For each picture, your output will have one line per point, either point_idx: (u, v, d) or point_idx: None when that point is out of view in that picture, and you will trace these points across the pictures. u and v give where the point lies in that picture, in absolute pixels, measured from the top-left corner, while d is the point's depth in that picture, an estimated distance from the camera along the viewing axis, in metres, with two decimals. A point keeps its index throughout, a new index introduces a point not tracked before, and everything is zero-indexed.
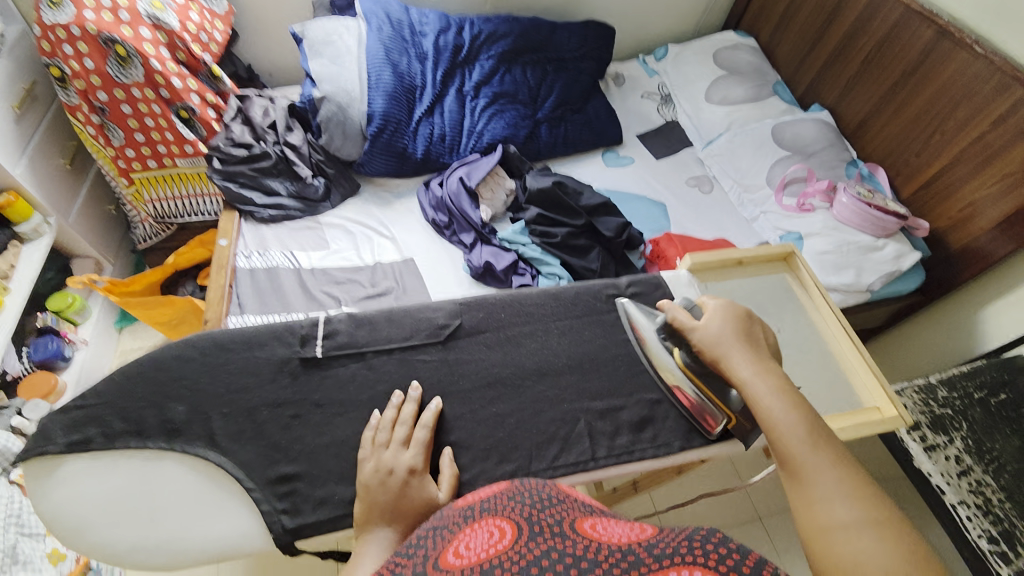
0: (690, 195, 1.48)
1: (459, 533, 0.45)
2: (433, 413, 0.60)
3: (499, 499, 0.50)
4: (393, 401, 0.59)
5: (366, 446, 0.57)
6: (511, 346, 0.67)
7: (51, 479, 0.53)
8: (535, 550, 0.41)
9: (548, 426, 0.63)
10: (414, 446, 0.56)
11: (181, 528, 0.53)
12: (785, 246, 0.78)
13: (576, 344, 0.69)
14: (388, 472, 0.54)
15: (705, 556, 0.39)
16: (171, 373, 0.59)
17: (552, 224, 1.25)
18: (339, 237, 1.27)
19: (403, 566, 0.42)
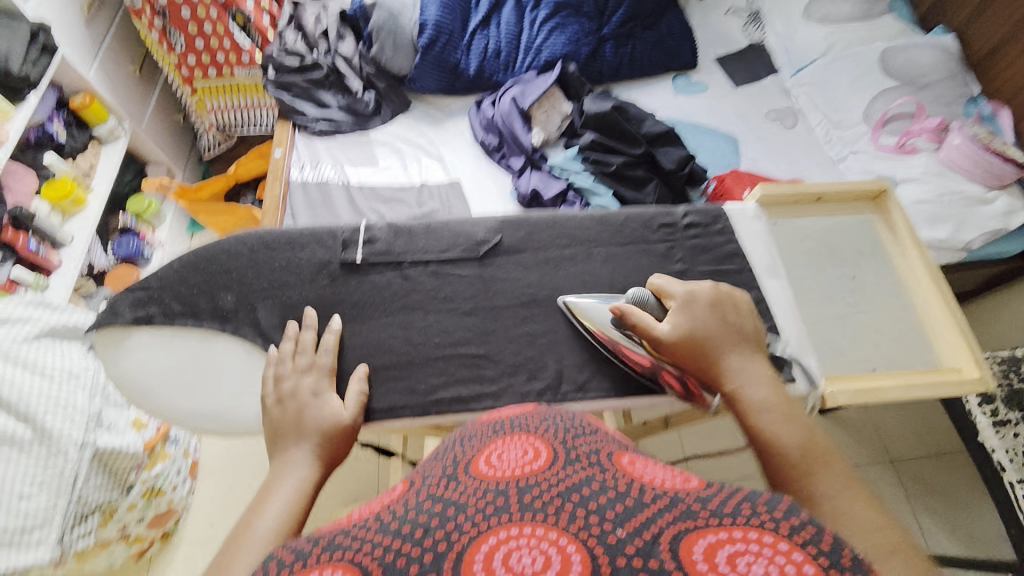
0: (767, 130, 1.33)
1: (488, 445, 0.45)
2: (335, 336, 0.59)
3: (530, 418, 0.50)
4: (289, 331, 0.58)
5: (269, 380, 0.55)
6: (550, 268, 0.64)
7: (121, 347, 0.59)
8: (575, 478, 0.38)
9: (580, 350, 0.62)
10: (316, 371, 0.56)
11: (231, 401, 0.58)
12: (879, 181, 0.68)
13: (620, 272, 0.64)
14: (290, 399, 0.53)
15: (775, 521, 0.33)
16: (222, 265, 0.62)
17: (609, 151, 1.16)
18: (388, 154, 1.26)
19: (434, 471, 0.44)
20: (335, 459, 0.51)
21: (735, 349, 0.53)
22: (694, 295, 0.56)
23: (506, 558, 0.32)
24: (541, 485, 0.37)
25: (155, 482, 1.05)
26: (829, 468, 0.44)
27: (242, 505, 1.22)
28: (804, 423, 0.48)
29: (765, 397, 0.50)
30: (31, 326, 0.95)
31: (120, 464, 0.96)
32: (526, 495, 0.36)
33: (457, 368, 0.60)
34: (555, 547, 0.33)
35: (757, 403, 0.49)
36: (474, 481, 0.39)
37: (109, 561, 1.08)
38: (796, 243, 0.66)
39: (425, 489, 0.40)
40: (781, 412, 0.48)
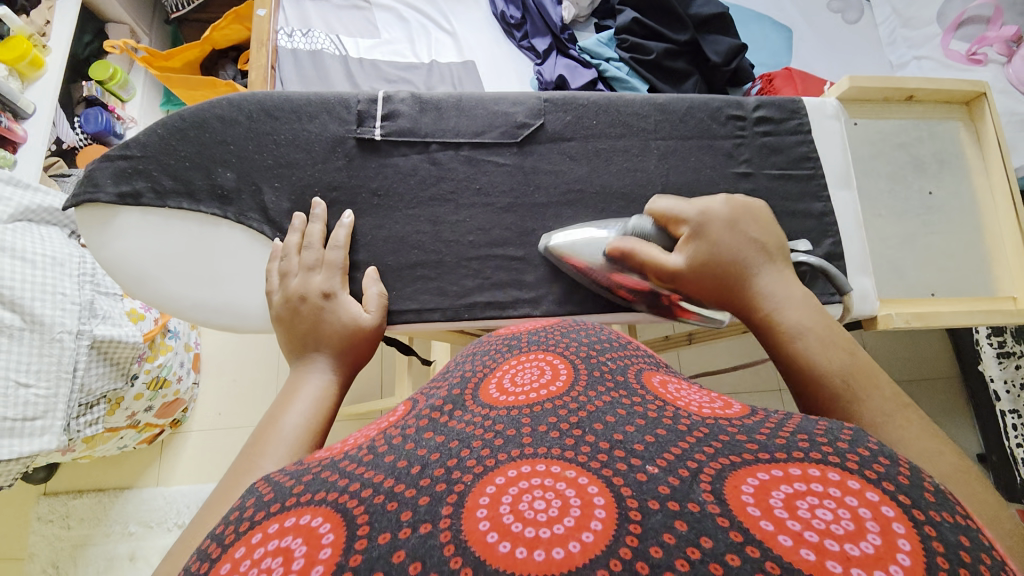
0: (827, 22, 1.16)
1: (503, 364, 0.41)
2: (346, 231, 0.52)
3: (550, 332, 0.45)
4: (294, 225, 0.51)
5: (274, 277, 0.50)
6: (600, 162, 0.56)
7: (110, 228, 0.51)
8: (598, 403, 0.33)
9: None
10: (328, 268, 0.50)
11: (241, 294, 0.52)
12: (977, 85, 0.64)
13: (677, 171, 0.57)
14: (302, 300, 0.47)
15: (840, 456, 0.27)
16: (217, 135, 0.53)
17: (649, 36, 0.99)
18: (391, 24, 1.08)
19: (436, 391, 0.39)
20: (357, 362, 0.47)
21: (765, 268, 0.46)
22: (708, 215, 0.49)
23: (514, 501, 0.26)
24: (560, 410, 0.33)
25: (159, 373, 1.05)
26: (879, 390, 0.38)
27: (251, 397, 1.28)
28: (849, 345, 0.41)
29: (803, 317, 0.43)
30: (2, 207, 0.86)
31: (120, 354, 0.92)
32: (541, 423, 0.31)
33: (493, 271, 0.55)
34: (570, 487, 0.27)
35: (794, 323, 0.43)
36: (482, 410, 0.34)
37: (119, 447, 1.14)
38: (870, 148, 0.63)
39: (423, 412, 0.35)
40: (822, 332, 0.42)
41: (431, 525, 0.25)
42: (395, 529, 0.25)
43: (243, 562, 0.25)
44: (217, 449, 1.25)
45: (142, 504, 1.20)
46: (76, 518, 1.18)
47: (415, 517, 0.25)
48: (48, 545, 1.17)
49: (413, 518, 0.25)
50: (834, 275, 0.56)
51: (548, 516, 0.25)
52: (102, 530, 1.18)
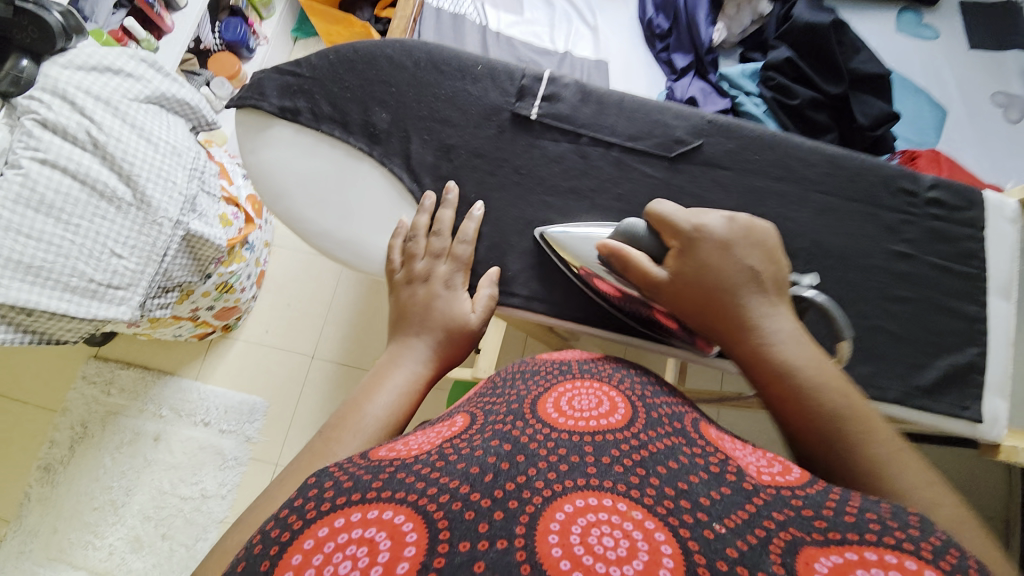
0: (990, 115, 1.08)
1: (556, 386, 0.42)
2: (474, 225, 0.52)
3: (600, 366, 0.46)
4: (424, 205, 0.51)
5: (397, 254, 0.52)
6: (753, 199, 0.53)
7: (263, 135, 0.53)
8: (656, 447, 0.35)
9: None
10: (454, 261, 0.51)
11: (365, 234, 0.53)
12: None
13: (832, 231, 0.53)
14: (421, 283, 0.50)
15: (914, 543, 0.28)
16: (381, 75, 0.53)
17: (801, 80, 0.94)
18: (537, 6, 1.06)
19: (496, 404, 0.40)
20: (450, 361, 0.48)
21: (752, 295, 0.45)
22: (703, 232, 0.47)
23: (584, 533, 0.29)
24: (621, 445, 0.35)
25: (229, 279, 1.11)
26: (875, 434, 0.39)
27: (296, 324, 1.32)
28: (838, 382, 0.42)
29: (800, 359, 0.42)
30: (143, 86, 0.89)
31: (205, 252, 0.98)
32: (603, 456, 0.34)
33: None
34: (637, 530, 0.29)
35: (789, 359, 0.42)
36: (542, 426, 0.36)
37: (174, 334, 1.19)
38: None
39: (487, 424, 0.37)
40: (814, 362, 0.42)
41: (507, 541, 0.28)
42: (474, 539, 0.28)
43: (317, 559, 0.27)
44: (254, 365, 1.30)
45: (178, 392, 1.27)
46: (117, 387, 1.27)
47: (492, 530, 0.28)
48: (83, 404, 1.26)
49: (492, 532, 0.28)
50: (970, 387, 0.52)
51: (618, 554, 0.28)
52: (136, 405, 1.26)
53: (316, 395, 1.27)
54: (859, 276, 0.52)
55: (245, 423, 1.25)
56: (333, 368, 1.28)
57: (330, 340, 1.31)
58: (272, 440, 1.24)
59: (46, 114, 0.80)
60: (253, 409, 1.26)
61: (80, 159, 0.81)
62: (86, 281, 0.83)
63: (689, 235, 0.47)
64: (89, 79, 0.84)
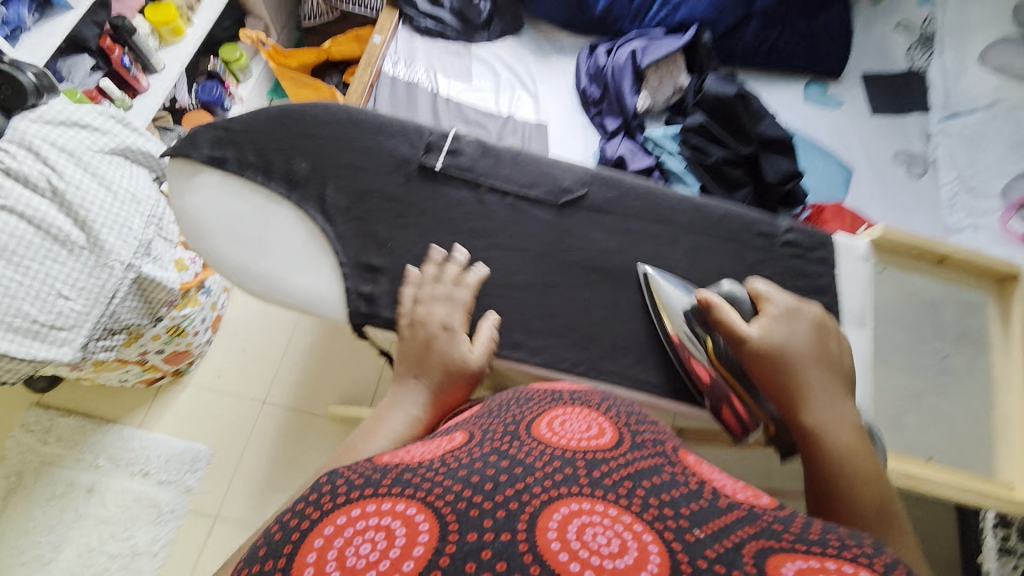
0: (893, 173, 1.20)
1: (547, 410, 0.45)
2: (477, 278, 0.57)
3: (588, 394, 0.49)
4: (433, 256, 0.57)
5: (405, 300, 0.56)
6: (630, 240, 0.61)
7: (191, 181, 0.58)
8: (641, 462, 0.36)
9: (632, 334, 0.60)
10: (454, 305, 0.55)
11: (280, 270, 0.57)
12: (1013, 265, 0.65)
13: (700, 268, 0.61)
14: (421, 325, 0.53)
15: (868, 558, 0.29)
16: (306, 130, 0.60)
17: (714, 141, 1.05)
18: (484, 75, 1.18)
19: (493, 425, 0.42)
20: (450, 403, 0.49)
21: (824, 380, 0.50)
22: (794, 313, 0.53)
23: (579, 532, 0.30)
24: (608, 462, 0.36)
25: (181, 322, 1.13)
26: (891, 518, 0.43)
27: (248, 368, 1.32)
28: (873, 469, 0.46)
29: (843, 438, 0.47)
30: (108, 138, 0.95)
31: (156, 295, 1.00)
32: (593, 469, 0.34)
33: (505, 312, 0.59)
34: (628, 531, 0.30)
35: (841, 444, 0.46)
36: (535, 444, 0.38)
37: (120, 379, 1.19)
38: (892, 296, 0.64)
39: (483, 441, 0.39)
40: (852, 445, 0.46)
41: (510, 534, 0.29)
42: (481, 530, 0.29)
43: (327, 552, 0.29)
44: (201, 411, 1.28)
45: (118, 441, 1.24)
46: (55, 436, 1.23)
47: (496, 526, 0.29)
48: (18, 453, 1.21)
49: (496, 525, 0.29)
50: None
51: (610, 551, 0.29)
52: (73, 455, 1.22)
53: (263, 443, 1.25)
54: None
55: (185, 474, 1.22)
56: (283, 414, 1.28)
57: (281, 385, 1.31)
58: (213, 491, 1.21)
59: (9, 162, 0.85)
60: (196, 458, 1.23)
61: (37, 205, 0.86)
62: (29, 321, 0.85)
63: (780, 311, 0.53)
64: (55, 132, 0.90)
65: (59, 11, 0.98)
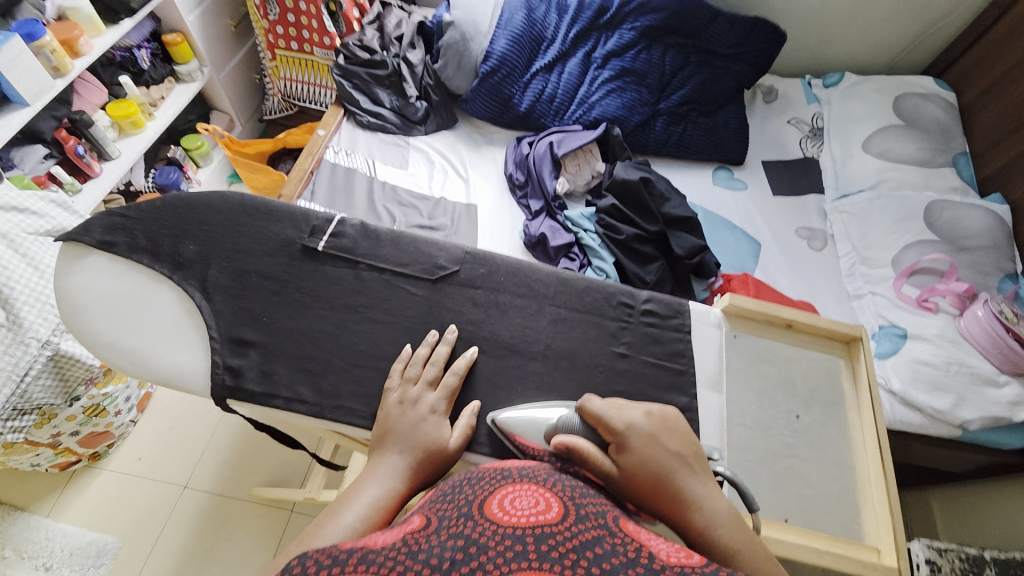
0: (797, 247, 1.30)
1: (499, 488, 0.44)
2: (466, 362, 0.62)
3: (537, 470, 0.49)
4: (428, 339, 0.63)
5: (395, 377, 0.60)
6: (496, 312, 0.68)
7: (77, 262, 0.62)
8: (586, 535, 0.37)
9: (495, 400, 0.63)
10: (441, 389, 0.60)
11: (151, 348, 0.60)
12: (854, 328, 0.73)
13: (562, 334, 0.68)
14: (411, 405, 0.58)
15: None
16: (197, 217, 0.66)
17: (625, 220, 1.15)
18: (419, 162, 1.30)
19: (448, 509, 0.41)
20: (422, 479, 0.53)
21: (692, 483, 0.52)
22: (632, 427, 0.54)
23: None
24: (556, 535, 0.36)
25: (101, 401, 1.08)
26: None
27: (174, 449, 1.27)
28: (765, 555, 0.48)
29: (734, 535, 0.48)
30: (45, 222, 1.00)
31: (73, 373, 0.98)
32: (541, 544, 0.35)
33: (370, 381, 0.62)
34: None
35: (729, 542, 0.48)
36: (488, 524, 0.37)
37: (31, 464, 1.13)
38: (748, 361, 0.72)
39: (440, 526, 0.38)
40: (740, 539, 0.48)
41: None
42: None
43: None
44: (116, 497, 1.20)
45: (24, 531, 1.14)
46: None
47: None
48: None
49: None
50: None
51: None
52: None
53: (179, 533, 1.17)
54: (585, 371, 0.66)
55: (90, 569, 1.11)
56: (205, 499, 1.21)
57: (206, 467, 1.25)
58: None
59: None
60: (103, 550, 1.13)
61: None
62: None
63: (620, 430, 0.54)
64: None
65: (17, 107, 1.06)
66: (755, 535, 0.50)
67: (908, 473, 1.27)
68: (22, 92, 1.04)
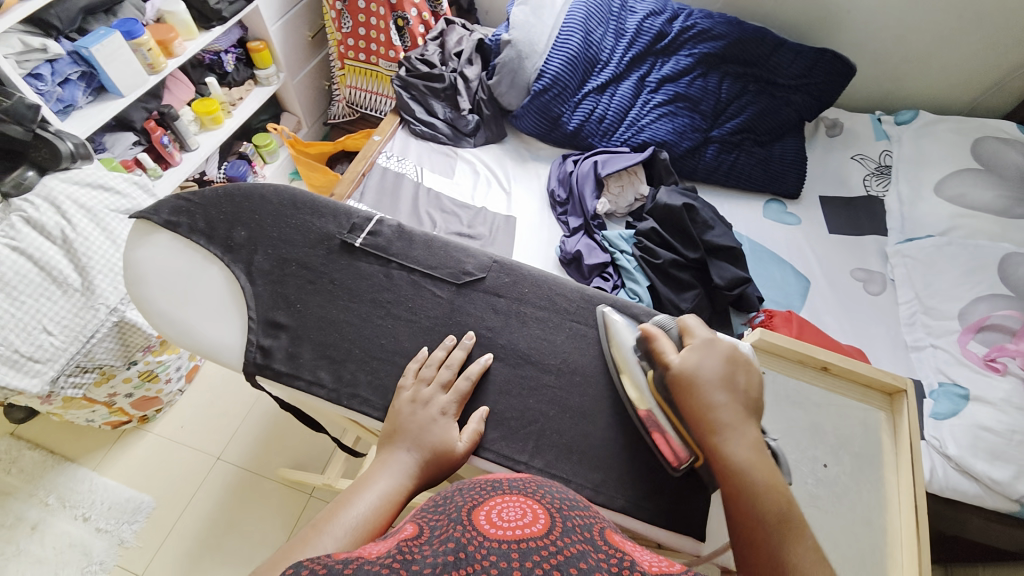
0: (849, 288, 1.22)
1: (488, 497, 0.43)
2: (480, 367, 0.63)
3: (528, 482, 0.47)
4: (445, 343, 0.64)
5: (408, 376, 0.62)
6: (516, 321, 0.68)
7: (147, 237, 0.69)
8: (571, 550, 0.36)
9: (505, 409, 0.63)
10: (452, 392, 0.61)
11: (197, 321, 0.66)
12: (898, 380, 0.69)
13: (580, 351, 0.67)
14: (422, 405, 0.59)
15: None
16: (251, 205, 0.72)
17: (663, 245, 1.13)
18: (465, 172, 1.33)
19: (438, 518, 0.41)
20: (428, 481, 0.54)
21: (732, 408, 0.54)
22: (712, 343, 0.58)
23: None
24: (543, 550, 0.35)
25: (155, 368, 1.18)
26: (802, 546, 0.47)
27: (211, 422, 1.35)
28: (780, 492, 0.50)
29: (753, 464, 0.51)
30: (127, 201, 1.11)
31: (134, 339, 1.07)
32: (527, 558, 0.35)
33: (387, 375, 0.64)
34: None
35: (744, 465, 0.51)
36: (474, 535, 0.37)
37: (87, 420, 1.23)
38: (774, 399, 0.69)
39: (430, 537, 0.38)
40: (757, 468, 0.51)
41: None
42: None
43: None
44: (155, 460, 1.29)
45: (71, 481, 1.24)
46: (17, 468, 1.25)
47: None
48: None
49: None
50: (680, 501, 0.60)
51: None
52: (27, 490, 1.23)
53: (207, 502, 1.23)
54: (600, 390, 0.65)
55: (123, 525, 1.20)
56: (232, 473, 1.27)
57: (238, 443, 1.32)
58: (143, 548, 1.17)
59: (32, 213, 0.99)
60: (137, 509, 1.21)
61: (47, 249, 0.99)
62: (10, 351, 0.92)
63: (700, 343, 0.58)
64: (81, 192, 1.05)
65: (112, 97, 1.21)
66: (776, 474, 0.52)
67: (960, 549, 1.15)
68: (118, 84, 1.18)
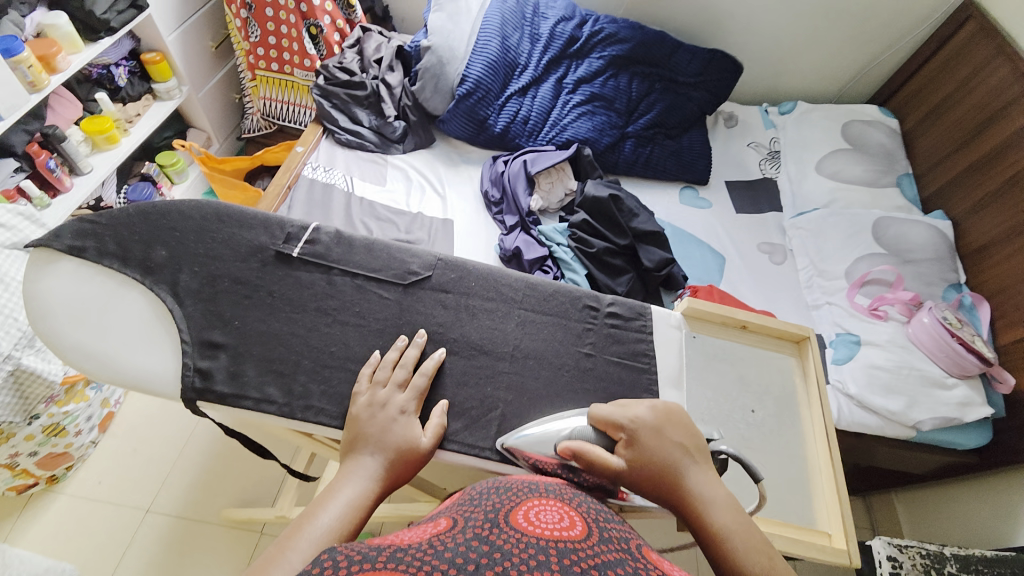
0: (759, 261, 1.36)
1: (525, 500, 0.43)
2: (434, 363, 0.64)
3: (564, 488, 0.48)
4: (397, 343, 0.64)
5: (363, 381, 0.61)
6: (466, 315, 0.70)
7: (49, 266, 0.62)
8: (608, 554, 0.35)
9: (465, 400, 0.65)
10: (409, 390, 0.61)
11: (121, 350, 0.61)
12: (802, 329, 0.79)
13: (530, 337, 0.70)
14: (380, 407, 0.58)
15: None
16: (169, 223, 0.67)
17: (595, 234, 1.20)
18: (397, 179, 1.33)
19: (474, 511, 0.40)
20: (396, 482, 0.54)
21: (692, 471, 0.54)
22: (637, 421, 0.56)
23: None
24: (578, 552, 0.34)
25: (61, 420, 1.05)
26: None
27: (137, 472, 1.22)
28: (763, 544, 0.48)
29: (728, 520, 0.50)
30: (12, 233, 0.98)
31: (33, 390, 0.95)
32: (565, 556, 0.33)
33: (339, 383, 0.63)
34: None
35: (721, 527, 0.49)
36: (513, 531, 0.36)
37: None
38: (705, 359, 0.76)
39: (466, 527, 0.37)
40: (735, 523, 0.50)
41: None
42: None
43: None
44: (73, 524, 1.15)
45: None
46: None
47: None
48: None
49: None
50: None
51: None
52: None
53: (141, 559, 1.11)
54: (551, 371, 0.69)
55: None
56: (169, 523, 1.16)
57: (172, 489, 1.20)
58: None
59: None
60: None
61: None
62: None
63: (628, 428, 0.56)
64: None
65: None
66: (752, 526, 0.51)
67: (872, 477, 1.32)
68: None
